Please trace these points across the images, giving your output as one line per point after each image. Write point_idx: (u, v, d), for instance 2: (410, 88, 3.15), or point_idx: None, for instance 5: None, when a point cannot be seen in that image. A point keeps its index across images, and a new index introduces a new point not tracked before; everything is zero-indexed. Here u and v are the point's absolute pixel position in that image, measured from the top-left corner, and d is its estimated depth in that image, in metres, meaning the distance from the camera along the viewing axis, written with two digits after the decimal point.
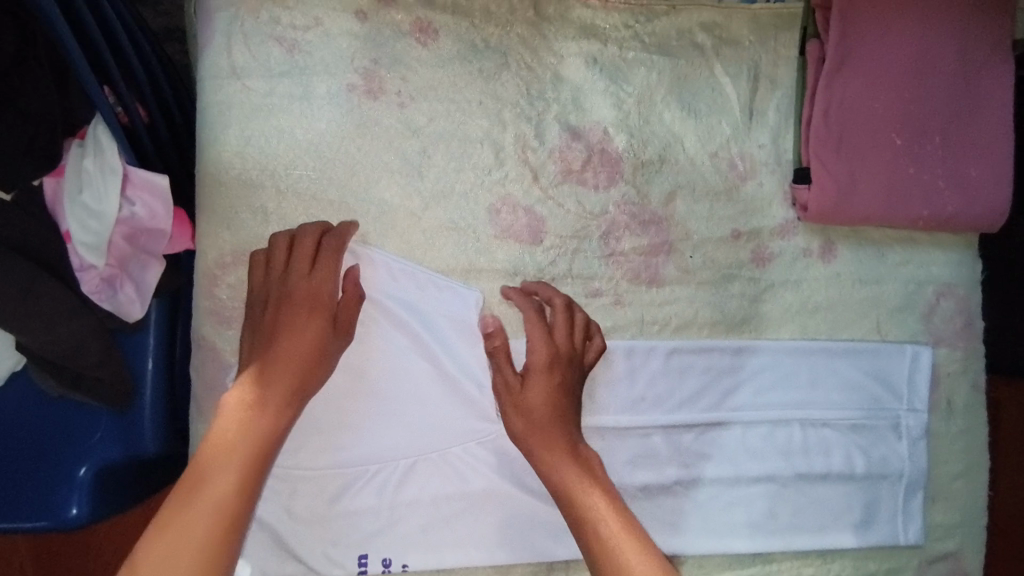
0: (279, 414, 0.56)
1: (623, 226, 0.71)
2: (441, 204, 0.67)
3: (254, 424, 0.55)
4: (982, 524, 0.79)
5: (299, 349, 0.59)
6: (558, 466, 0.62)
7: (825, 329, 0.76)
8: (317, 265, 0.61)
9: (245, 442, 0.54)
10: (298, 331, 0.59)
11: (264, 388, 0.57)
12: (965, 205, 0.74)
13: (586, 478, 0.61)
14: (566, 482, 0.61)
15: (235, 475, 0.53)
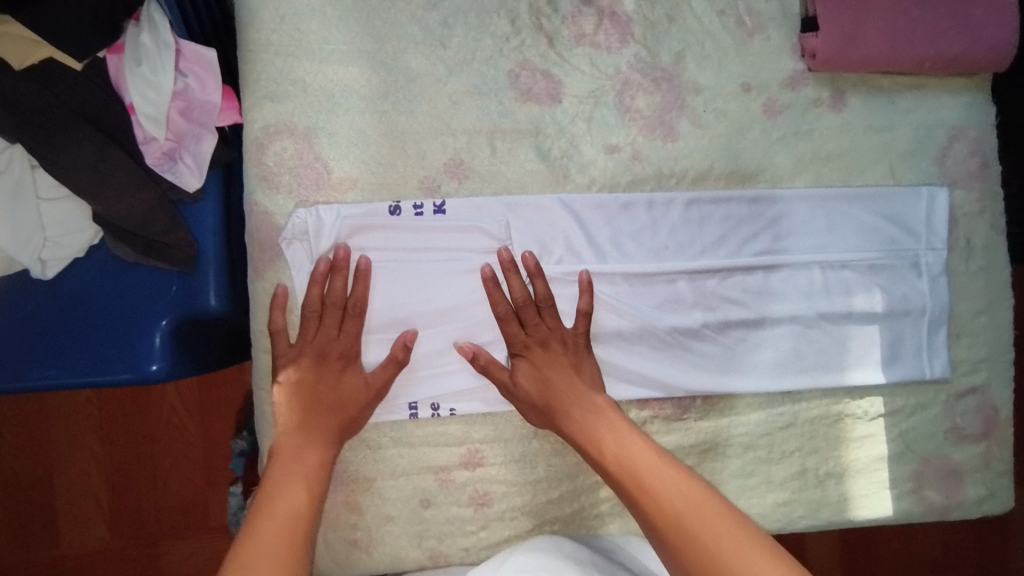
0: (325, 445, 0.64)
1: (637, 85, 0.75)
2: (463, 70, 0.72)
3: (304, 467, 0.62)
4: (1007, 358, 0.82)
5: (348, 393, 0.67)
6: (575, 418, 0.68)
7: (838, 176, 0.79)
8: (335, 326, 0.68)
9: (289, 488, 0.59)
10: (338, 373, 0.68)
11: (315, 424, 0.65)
12: (972, 44, 0.75)
13: (627, 435, 0.66)
14: (608, 444, 0.66)
15: (301, 495, 0.59)
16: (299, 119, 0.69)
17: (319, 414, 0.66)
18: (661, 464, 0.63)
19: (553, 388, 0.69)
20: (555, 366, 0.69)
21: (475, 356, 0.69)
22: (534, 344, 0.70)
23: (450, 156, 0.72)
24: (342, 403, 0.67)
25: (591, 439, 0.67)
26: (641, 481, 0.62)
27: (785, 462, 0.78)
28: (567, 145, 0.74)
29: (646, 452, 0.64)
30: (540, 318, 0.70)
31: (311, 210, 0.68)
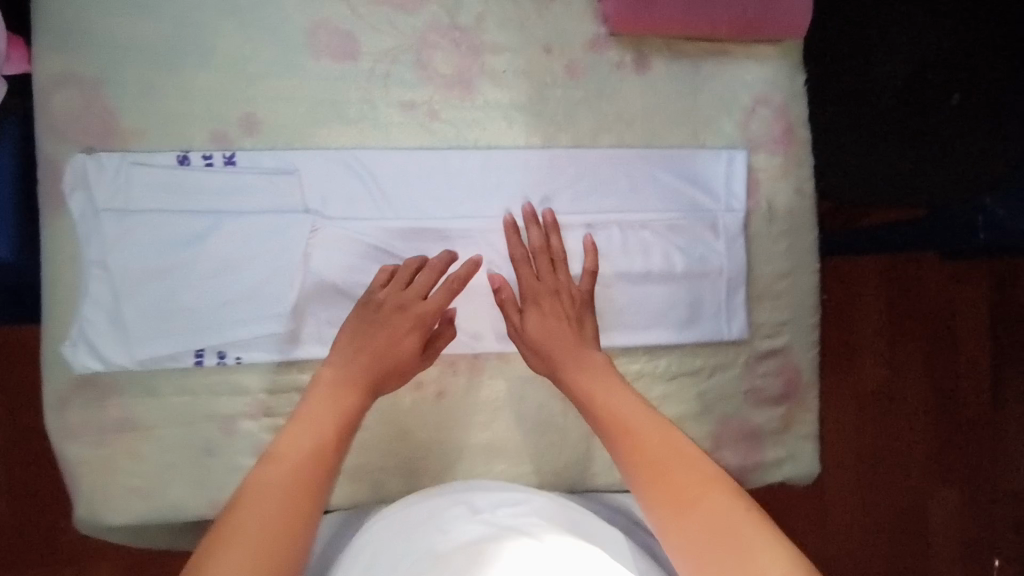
0: (355, 389, 0.67)
1: (435, 44, 0.77)
2: (257, 26, 0.73)
3: (322, 421, 0.63)
4: (811, 321, 0.84)
5: (383, 345, 0.71)
6: (581, 376, 0.69)
7: (641, 139, 0.81)
8: (397, 277, 0.73)
9: (293, 441, 0.60)
10: (397, 328, 0.71)
11: (330, 372, 0.68)
12: (765, 12, 0.78)
13: (618, 397, 0.65)
14: (612, 412, 0.64)
15: (304, 443, 0.60)
16: (88, 70, 0.71)
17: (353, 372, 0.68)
18: (649, 420, 0.62)
19: (553, 338, 0.72)
20: (558, 316, 0.73)
21: (500, 288, 0.75)
22: (546, 289, 0.75)
23: (242, 110, 0.73)
24: (388, 355, 0.71)
25: (586, 401, 0.67)
26: (631, 444, 0.60)
27: (579, 420, 0.81)
28: (363, 103, 0.76)
29: (625, 416, 0.63)
30: (553, 268, 0.75)
31: (93, 157, 0.70)
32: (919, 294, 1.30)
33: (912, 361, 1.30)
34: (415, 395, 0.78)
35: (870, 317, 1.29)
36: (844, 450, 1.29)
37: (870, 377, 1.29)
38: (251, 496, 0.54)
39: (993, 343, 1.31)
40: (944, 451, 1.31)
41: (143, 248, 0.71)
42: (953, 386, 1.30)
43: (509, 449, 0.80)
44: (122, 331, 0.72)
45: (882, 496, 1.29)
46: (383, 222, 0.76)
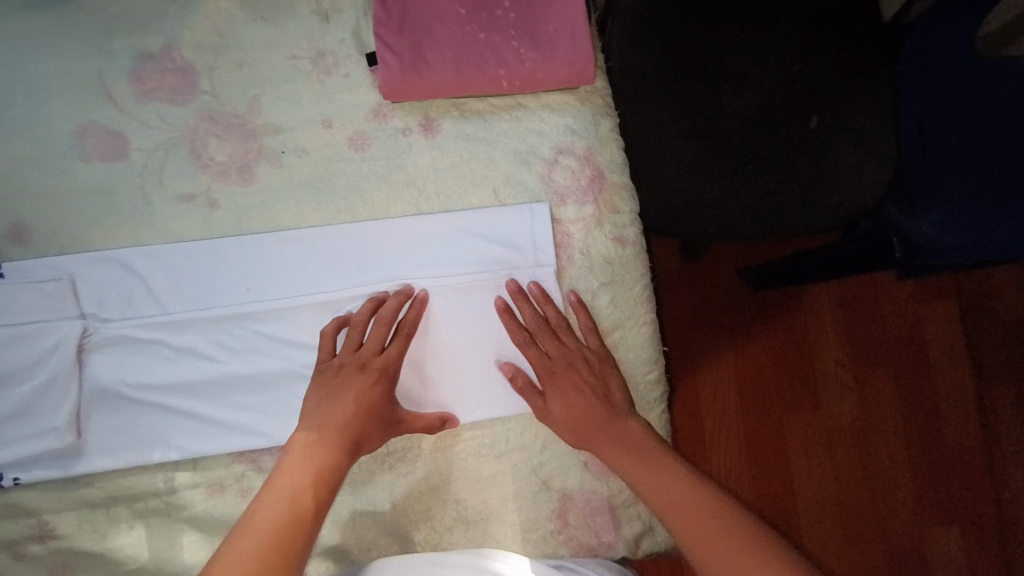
0: (337, 445, 0.66)
1: (208, 133, 0.75)
2: (23, 135, 0.73)
3: (313, 468, 0.63)
4: (650, 377, 0.77)
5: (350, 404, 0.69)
6: (613, 441, 0.71)
7: (438, 204, 0.77)
8: (360, 337, 0.72)
9: (291, 487, 0.61)
10: (353, 389, 0.69)
11: (312, 436, 0.66)
12: (542, 60, 0.75)
13: (645, 471, 0.67)
14: (638, 469, 0.68)
15: (301, 487, 0.61)
16: None
17: (327, 428, 0.67)
18: (683, 491, 0.65)
19: (586, 415, 0.72)
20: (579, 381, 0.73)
21: (515, 376, 0.74)
22: (560, 364, 0.74)
23: (11, 221, 0.72)
24: (351, 415, 0.68)
25: (623, 460, 0.69)
26: (687, 510, 0.63)
27: (406, 510, 0.74)
28: (139, 199, 0.74)
29: (673, 492, 0.65)
30: (557, 339, 0.75)
31: None
32: (881, 324, 1.33)
33: (888, 388, 1.32)
34: (218, 499, 0.71)
35: (833, 344, 1.32)
36: (822, 481, 1.29)
37: (838, 411, 1.30)
38: (239, 546, 0.56)
39: (962, 373, 1.32)
40: (929, 486, 1.30)
41: None
42: (919, 409, 1.31)
43: (332, 546, 0.74)
44: None
45: (866, 530, 1.28)
46: (162, 318, 0.72)
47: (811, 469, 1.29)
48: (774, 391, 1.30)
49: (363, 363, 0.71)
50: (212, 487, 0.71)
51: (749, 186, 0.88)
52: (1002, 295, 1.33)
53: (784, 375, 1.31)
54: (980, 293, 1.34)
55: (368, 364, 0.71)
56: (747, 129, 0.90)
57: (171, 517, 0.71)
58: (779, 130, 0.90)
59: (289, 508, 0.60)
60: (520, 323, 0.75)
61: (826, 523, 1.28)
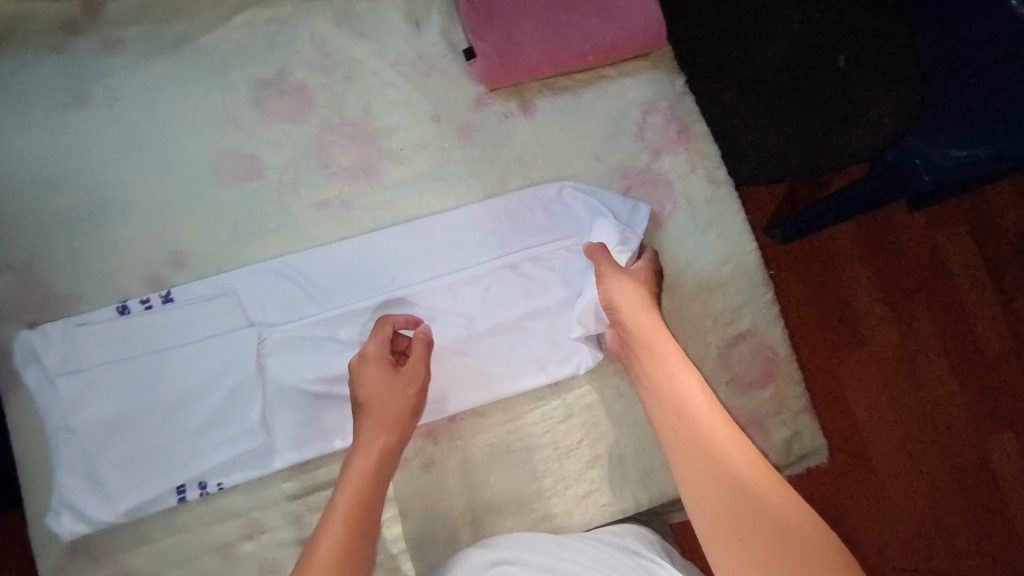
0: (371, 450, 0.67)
1: (331, 143, 0.81)
2: (165, 171, 0.78)
3: (372, 463, 0.66)
4: (767, 297, 0.85)
5: (376, 404, 0.69)
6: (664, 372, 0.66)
7: (549, 174, 0.84)
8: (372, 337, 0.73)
9: (360, 483, 0.64)
10: (372, 390, 0.70)
11: (364, 428, 0.68)
12: (621, 33, 0.84)
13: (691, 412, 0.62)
14: (676, 399, 0.63)
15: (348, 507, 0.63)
16: (16, 252, 0.74)
17: (366, 419, 0.69)
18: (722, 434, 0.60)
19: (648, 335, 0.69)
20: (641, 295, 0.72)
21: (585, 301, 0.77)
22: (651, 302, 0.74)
23: (170, 251, 0.77)
24: (379, 411, 0.69)
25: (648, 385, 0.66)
26: (717, 458, 0.58)
27: (574, 454, 0.80)
28: (279, 212, 0.80)
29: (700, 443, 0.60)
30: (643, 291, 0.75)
31: (37, 330, 0.73)
32: (903, 253, 1.39)
33: (922, 312, 1.38)
34: (405, 472, 0.78)
35: (863, 281, 1.38)
36: (880, 415, 1.35)
37: (882, 340, 1.37)
38: (320, 545, 0.59)
39: (986, 287, 1.39)
40: (978, 395, 1.37)
41: (103, 400, 0.73)
42: (955, 325, 1.38)
43: (514, 501, 0.79)
44: (99, 487, 0.72)
45: (929, 450, 1.35)
46: (325, 313, 0.77)
47: (869, 403, 1.35)
48: (822, 335, 1.36)
49: (361, 356, 0.72)
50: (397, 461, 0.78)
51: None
52: (1008, 210, 1.40)
53: (828, 319, 1.37)
54: (986, 204, 1.40)
55: (365, 355, 0.72)
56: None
57: None
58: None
59: (356, 503, 0.63)
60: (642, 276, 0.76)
61: (892, 451, 1.35)
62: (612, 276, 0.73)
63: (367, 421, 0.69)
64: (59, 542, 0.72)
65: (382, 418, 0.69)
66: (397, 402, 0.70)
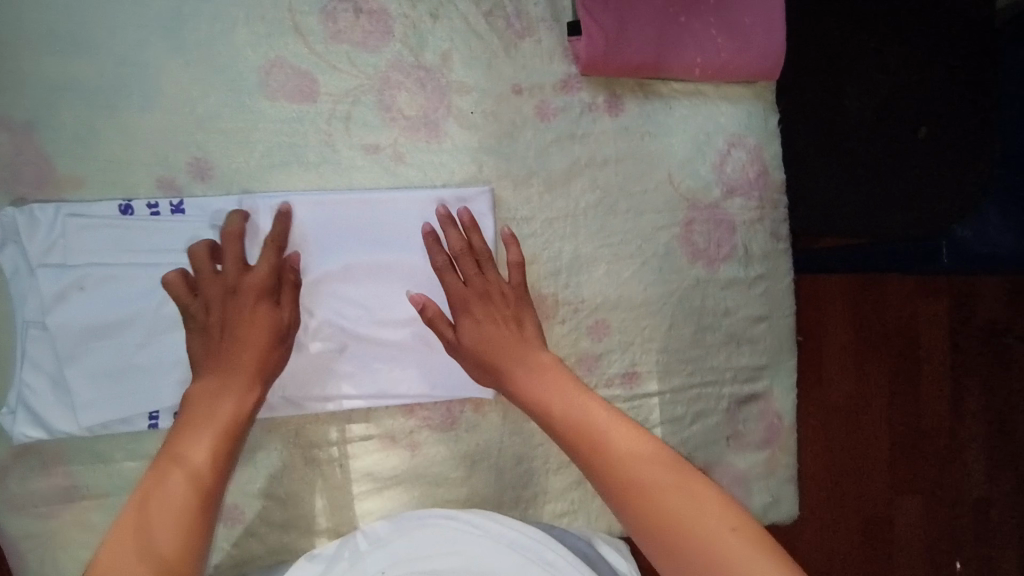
0: (226, 398, 0.60)
1: (398, 84, 0.73)
2: (206, 65, 0.69)
3: (228, 403, 0.60)
4: (790, 364, 0.83)
5: (249, 337, 0.63)
6: (563, 417, 0.61)
7: (617, 182, 0.78)
8: (205, 271, 0.65)
9: (199, 446, 0.56)
10: (230, 322, 0.63)
11: (224, 385, 0.61)
12: (737, 53, 0.77)
13: (611, 436, 0.58)
14: (577, 423, 0.60)
15: (200, 464, 0.55)
16: (17, 112, 0.65)
17: (218, 353, 0.62)
18: (632, 436, 0.58)
19: (500, 347, 0.67)
20: (496, 322, 0.68)
21: (425, 307, 0.68)
22: (478, 291, 0.69)
23: (192, 156, 0.68)
24: (241, 348, 0.62)
25: (551, 404, 0.62)
26: (649, 495, 0.53)
27: (563, 472, 0.78)
28: (323, 146, 0.71)
29: (626, 453, 0.56)
30: (489, 283, 0.69)
31: (23, 208, 0.64)
32: (883, 316, 1.40)
33: (881, 375, 1.40)
34: (390, 451, 0.74)
35: (840, 334, 1.39)
36: (815, 464, 1.39)
37: (840, 398, 1.39)
38: (149, 523, 0.50)
39: (946, 366, 1.42)
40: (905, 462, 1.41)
41: (86, 303, 0.65)
42: (910, 394, 1.41)
43: (492, 504, 0.76)
44: (66, 395, 0.66)
45: (846, 505, 1.39)
46: (331, 261, 0.71)
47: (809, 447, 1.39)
48: None
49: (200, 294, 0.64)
50: (383, 439, 0.74)
51: (857, 186, 0.92)
52: (989, 298, 1.41)
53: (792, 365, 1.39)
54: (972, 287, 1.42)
55: (241, 287, 0.64)
56: (864, 130, 0.92)
57: (345, 467, 0.73)
58: (893, 134, 0.92)
59: (191, 478, 0.54)
60: (443, 249, 0.70)
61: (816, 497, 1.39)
62: (478, 300, 0.68)
63: (225, 378, 0.61)
64: (8, 442, 0.66)
65: (251, 372, 0.62)
66: (262, 357, 0.63)
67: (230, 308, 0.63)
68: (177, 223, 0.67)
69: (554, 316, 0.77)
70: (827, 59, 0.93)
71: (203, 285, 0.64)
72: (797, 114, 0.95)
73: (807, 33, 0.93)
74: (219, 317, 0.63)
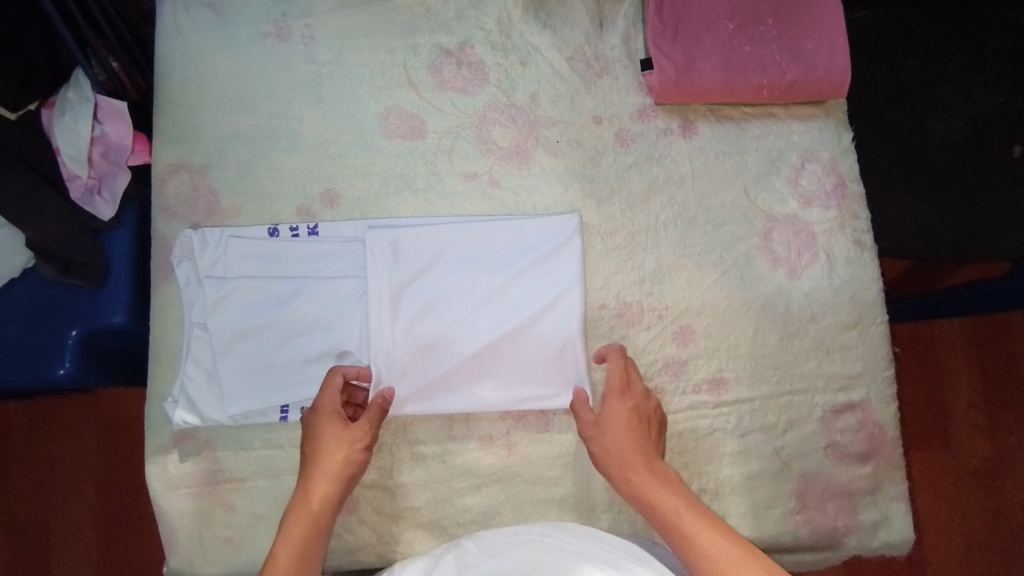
0: (321, 510, 0.68)
1: (493, 121, 0.84)
2: (337, 114, 0.83)
3: (315, 511, 0.68)
4: (888, 374, 0.81)
5: (335, 468, 0.70)
6: (659, 502, 0.68)
7: (694, 198, 0.84)
8: (328, 390, 0.73)
9: (293, 545, 0.65)
10: (331, 453, 0.70)
11: (308, 483, 0.69)
12: (803, 74, 0.83)
13: (705, 537, 0.64)
14: (670, 512, 0.67)
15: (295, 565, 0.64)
16: (195, 157, 0.82)
17: (314, 468, 0.70)
18: (719, 538, 0.63)
19: (626, 442, 0.72)
20: (639, 422, 0.73)
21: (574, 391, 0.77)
22: (635, 387, 0.75)
23: (324, 187, 0.82)
24: (333, 472, 0.69)
25: (654, 503, 0.68)
26: None
27: None
28: (430, 175, 0.83)
29: (726, 553, 0.62)
30: (649, 428, 0.73)
31: (197, 231, 0.79)
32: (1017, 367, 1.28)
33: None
34: (488, 450, 0.79)
35: (965, 384, 1.27)
36: (949, 533, 1.24)
37: (973, 454, 1.26)
38: None
39: None
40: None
41: (238, 309, 0.78)
42: None
43: (584, 506, 0.79)
44: (216, 386, 0.77)
45: None
46: (434, 279, 0.80)
47: (938, 511, 1.25)
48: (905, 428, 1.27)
49: (318, 411, 0.72)
50: (481, 439, 0.79)
51: (952, 205, 0.91)
52: None
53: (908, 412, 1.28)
54: None
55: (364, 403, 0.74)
56: (951, 154, 0.93)
57: (447, 463, 0.79)
58: (982, 154, 0.93)
59: None
60: (625, 378, 0.75)
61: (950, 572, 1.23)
62: (616, 398, 0.74)
63: (312, 469, 0.70)
64: (169, 427, 0.78)
65: (329, 470, 0.69)
66: (352, 464, 0.70)
67: (333, 426, 0.71)
68: (312, 244, 0.80)
69: (640, 323, 0.81)
70: (901, 84, 0.96)
71: (323, 401, 0.72)
72: (873, 136, 0.96)
73: (878, 63, 0.97)
74: (319, 428, 0.71)
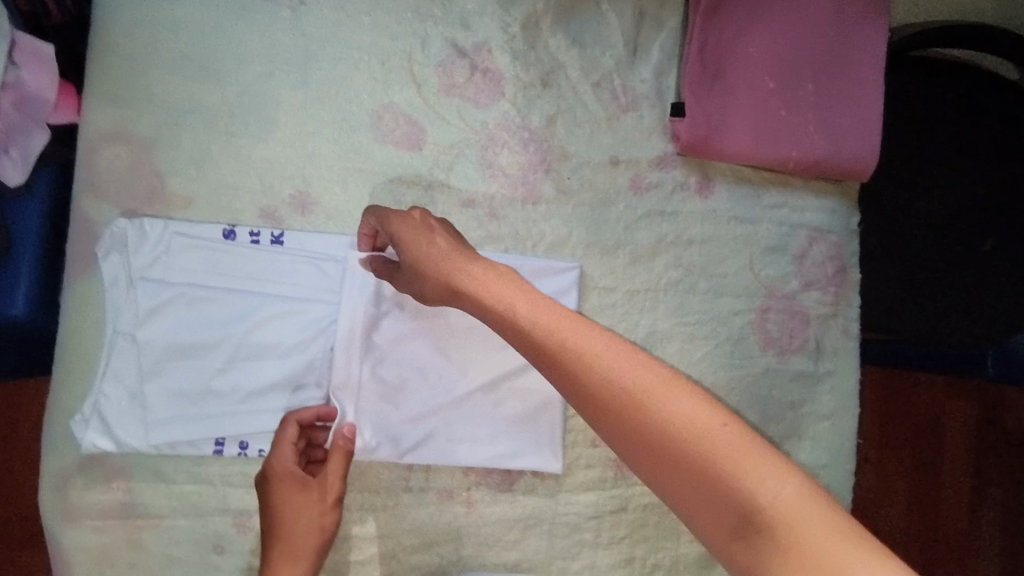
0: None
1: (501, 143, 0.74)
2: (323, 103, 0.70)
3: None
4: (850, 467, 0.82)
5: (298, 541, 0.64)
6: (547, 347, 0.49)
7: (699, 262, 0.79)
8: (279, 449, 0.65)
9: None
10: (290, 524, 0.64)
11: (270, 560, 0.63)
12: (833, 152, 0.78)
13: (597, 341, 0.48)
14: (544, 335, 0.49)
15: None
16: (138, 128, 0.67)
17: (274, 543, 0.63)
18: (623, 351, 0.47)
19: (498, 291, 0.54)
20: (435, 240, 0.59)
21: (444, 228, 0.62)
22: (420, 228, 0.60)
23: (296, 188, 0.70)
24: (296, 546, 0.63)
25: (539, 353, 0.49)
26: (662, 416, 0.43)
27: (611, 548, 0.76)
28: (423, 194, 0.72)
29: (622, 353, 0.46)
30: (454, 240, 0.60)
31: (133, 221, 0.66)
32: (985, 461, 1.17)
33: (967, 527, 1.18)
34: (446, 506, 0.73)
35: None
36: None
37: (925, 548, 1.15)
38: None
39: None
40: None
41: (176, 322, 0.66)
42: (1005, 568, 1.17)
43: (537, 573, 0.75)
44: (141, 410, 0.66)
45: None
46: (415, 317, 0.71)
47: None
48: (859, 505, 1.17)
49: (269, 475, 0.65)
50: (440, 494, 0.73)
51: None
52: None
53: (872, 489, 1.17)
54: None
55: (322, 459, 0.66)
56: None
57: (398, 517, 0.72)
58: None
59: None
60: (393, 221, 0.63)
61: None
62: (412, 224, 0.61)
63: (272, 543, 0.64)
64: (76, 449, 0.66)
65: (290, 544, 0.63)
66: (317, 533, 0.64)
67: (291, 492, 0.64)
68: (276, 255, 0.68)
69: None
70: None
71: (274, 463, 0.65)
72: None
73: None
74: (274, 496, 0.64)
